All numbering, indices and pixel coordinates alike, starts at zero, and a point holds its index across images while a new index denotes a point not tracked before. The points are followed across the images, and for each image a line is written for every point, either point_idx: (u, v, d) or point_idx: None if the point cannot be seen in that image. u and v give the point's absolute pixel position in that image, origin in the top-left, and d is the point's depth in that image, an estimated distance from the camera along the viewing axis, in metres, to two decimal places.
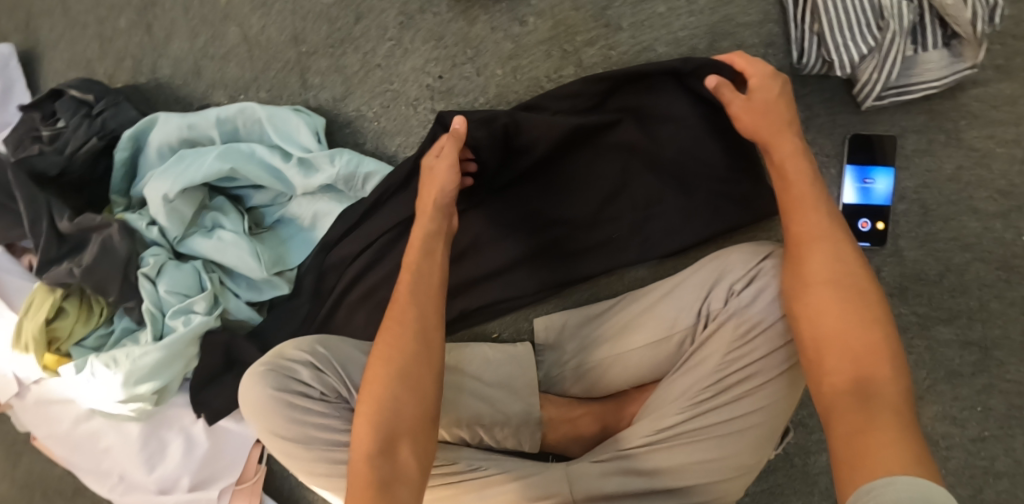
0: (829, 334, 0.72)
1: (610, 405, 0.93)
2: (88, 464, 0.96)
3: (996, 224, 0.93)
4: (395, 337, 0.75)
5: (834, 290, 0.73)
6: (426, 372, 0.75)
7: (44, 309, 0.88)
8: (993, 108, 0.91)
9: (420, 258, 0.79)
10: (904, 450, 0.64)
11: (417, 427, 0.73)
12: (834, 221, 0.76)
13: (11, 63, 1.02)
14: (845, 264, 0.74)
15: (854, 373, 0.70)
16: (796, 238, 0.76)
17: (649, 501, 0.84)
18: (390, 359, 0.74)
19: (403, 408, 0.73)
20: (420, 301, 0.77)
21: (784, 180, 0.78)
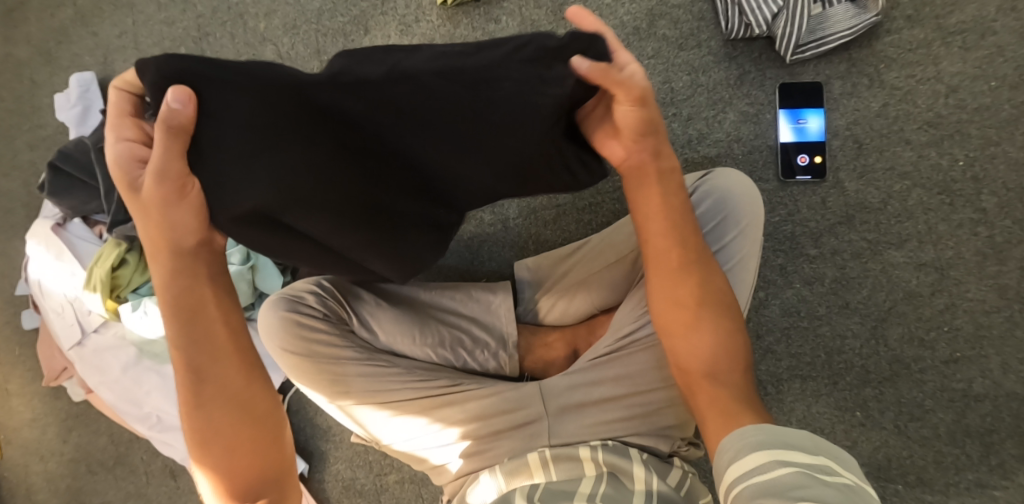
0: (688, 342, 0.79)
1: (581, 329, 1.01)
2: (130, 406, 1.11)
3: (930, 152, 1.02)
4: (206, 403, 0.78)
5: (686, 306, 0.80)
6: (258, 421, 0.80)
7: (111, 257, 1.07)
8: (908, 51, 1.03)
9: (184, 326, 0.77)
10: (736, 398, 0.76)
11: (268, 440, 0.81)
12: (687, 243, 0.81)
13: (92, 87, 1.26)
14: (707, 282, 0.81)
15: (708, 372, 0.78)
16: (659, 259, 0.82)
17: (618, 408, 0.90)
18: (203, 400, 0.78)
19: (242, 461, 0.79)
20: (213, 365, 0.78)
21: (649, 201, 0.81)
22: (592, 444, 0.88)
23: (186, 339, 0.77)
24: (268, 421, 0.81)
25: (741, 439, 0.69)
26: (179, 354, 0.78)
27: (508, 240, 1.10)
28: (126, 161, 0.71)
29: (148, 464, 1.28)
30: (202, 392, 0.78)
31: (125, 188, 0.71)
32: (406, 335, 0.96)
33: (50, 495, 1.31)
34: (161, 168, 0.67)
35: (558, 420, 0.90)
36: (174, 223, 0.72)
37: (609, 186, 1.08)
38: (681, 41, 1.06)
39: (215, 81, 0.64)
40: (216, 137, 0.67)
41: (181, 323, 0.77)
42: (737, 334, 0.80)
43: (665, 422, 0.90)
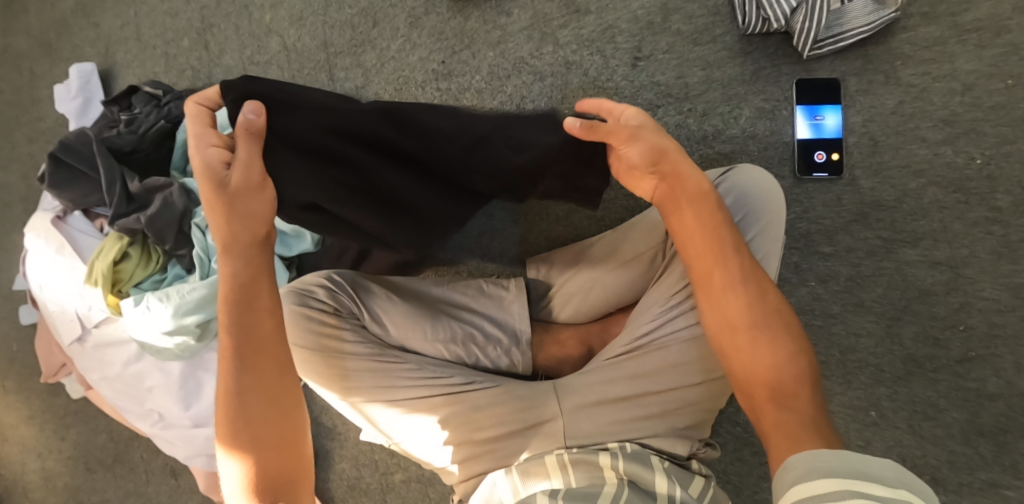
0: (748, 367, 0.79)
1: (595, 327, 1.01)
2: (133, 403, 1.09)
3: (945, 150, 1.02)
4: (243, 394, 0.80)
5: (740, 330, 0.80)
6: (287, 419, 0.82)
7: (113, 251, 1.05)
8: (924, 48, 1.02)
9: (238, 316, 0.80)
10: (802, 420, 0.75)
11: (292, 437, 0.83)
12: (739, 265, 0.82)
13: (92, 79, 1.24)
14: (759, 305, 0.81)
15: (771, 397, 0.77)
16: (708, 288, 0.83)
17: (633, 405, 0.89)
18: (242, 389, 0.80)
19: (270, 455, 0.81)
20: (258, 358, 0.81)
21: (689, 228, 0.83)
22: (612, 450, 0.86)
23: (237, 325, 0.81)
24: (294, 419, 0.83)
25: (812, 462, 0.66)
26: (225, 340, 0.81)
27: (518, 236, 1.08)
28: (211, 161, 0.77)
29: (149, 462, 1.27)
30: (243, 380, 0.80)
31: (204, 181, 0.77)
32: (418, 331, 0.94)
33: (48, 493, 1.30)
34: (246, 164, 0.76)
35: (574, 420, 0.89)
36: (248, 212, 0.79)
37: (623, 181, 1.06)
38: (696, 36, 1.06)
39: (287, 103, 0.77)
40: (282, 152, 0.78)
41: (235, 311, 0.81)
42: (799, 359, 0.78)
43: (682, 422, 0.89)
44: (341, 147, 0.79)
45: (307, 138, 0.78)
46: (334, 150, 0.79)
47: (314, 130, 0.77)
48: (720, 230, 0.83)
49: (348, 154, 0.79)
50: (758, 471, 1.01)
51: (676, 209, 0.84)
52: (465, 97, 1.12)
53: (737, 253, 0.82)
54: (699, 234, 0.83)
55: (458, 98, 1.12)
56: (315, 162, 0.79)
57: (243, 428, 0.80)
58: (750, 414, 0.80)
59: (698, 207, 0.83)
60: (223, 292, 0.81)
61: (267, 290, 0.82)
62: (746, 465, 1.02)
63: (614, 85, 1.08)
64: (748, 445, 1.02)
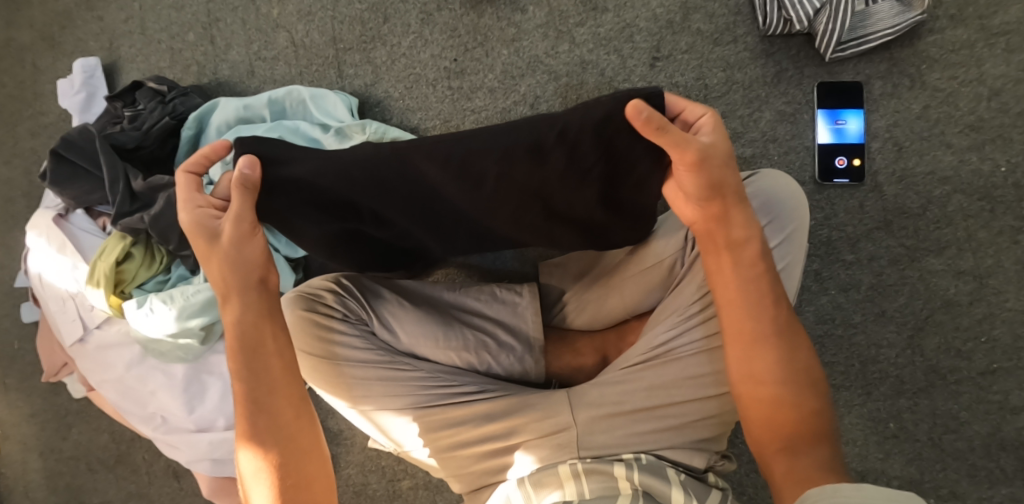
0: (767, 416, 0.78)
1: (611, 334, 0.98)
2: (135, 407, 1.07)
3: (970, 156, 0.99)
4: (263, 432, 0.80)
5: (759, 384, 0.78)
6: (308, 453, 0.81)
7: (116, 251, 1.02)
8: (951, 52, 1.00)
9: (248, 361, 0.80)
10: (820, 468, 0.75)
11: (315, 480, 0.81)
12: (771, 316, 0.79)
13: (96, 73, 1.23)
14: (787, 358, 0.78)
15: (783, 444, 0.77)
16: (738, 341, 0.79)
17: (650, 419, 0.87)
18: (256, 434, 0.80)
19: (296, 490, 0.79)
20: (273, 398, 0.81)
21: (728, 273, 0.79)
22: (627, 462, 0.84)
23: (247, 370, 0.80)
24: (315, 460, 0.81)
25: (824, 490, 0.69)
26: (237, 385, 0.80)
27: None
28: (202, 221, 0.78)
29: (151, 464, 1.25)
30: (259, 420, 0.80)
31: (200, 241, 0.78)
32: (428, 338, 0.91)
33: (50, 493, 1.29)
34: (237, 215, 0.77)
35: (589, 431, 0.87)
36: (242, 260, 0.79)
37: None
38: (717, 36, 1.03)
39: (279, 160, 0.77)
40: (285, 205, 0.79)
41: (242, 357, 0.80)
42: (811, 409, 0.77)
43: (700, 434, 0.88)
44: (348, 195, 0.78)
45: (310, 185, 0.77)
46: (342, 196, 0.79)
47: (317, 178, 0.77)
48: (761, 284, 0.79)
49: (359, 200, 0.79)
50: None
51: (714, 257, 0.80)
52: (478, 96, 1.09)
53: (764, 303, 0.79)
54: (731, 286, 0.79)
55: (471, 97, 1.10)
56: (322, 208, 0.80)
57: (267, 465, 0.79)
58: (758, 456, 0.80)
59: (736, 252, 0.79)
60: (228, 343, 0.80)
61: (271, 331, 0.81)
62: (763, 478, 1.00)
63: (631, 85, 1.05)
64: None
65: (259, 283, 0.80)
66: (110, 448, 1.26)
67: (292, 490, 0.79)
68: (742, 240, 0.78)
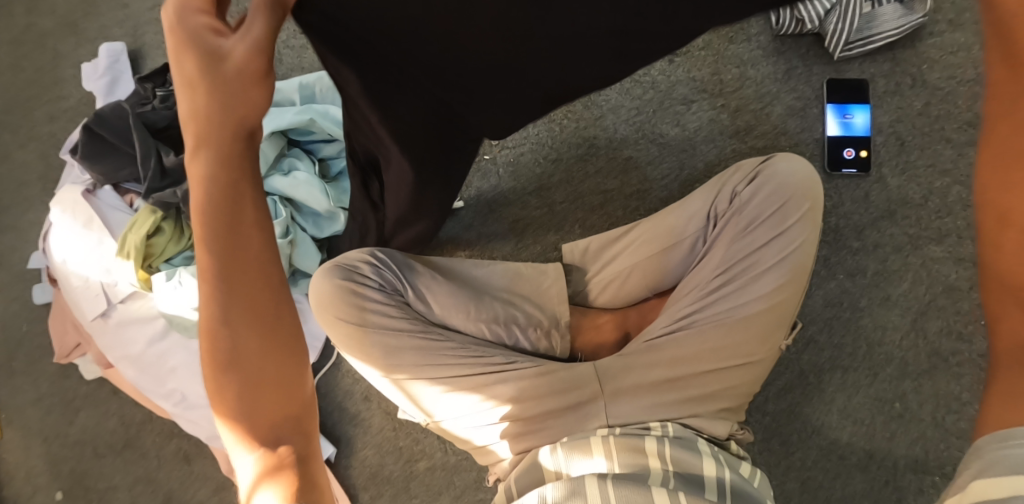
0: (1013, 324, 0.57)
1: (632, 312, 1.02)
2: (154, 384, 1.06)
3: (969, 151, 1.05)
4: (240, 309, 0.56)
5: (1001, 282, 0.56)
6: (297, 351, 0.60)
7: (146, 224, 1.03)
8: (950, 53, 1.07)
9: (220, 200, 0.55)
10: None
11: (292, 415, 0.61)
12: None
13: (121, 57, 1.25)
14: None
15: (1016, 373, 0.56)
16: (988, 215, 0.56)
17: (673, 388, 0.91)
18: (234, 310, 0.56)
19: (273, 399, 0.59)
20: (256, 261, 0.56)
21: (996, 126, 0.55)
22: (657, 438, 0.85)
23: (227, 213, 0.55)
24: (290, 397, 0.60)
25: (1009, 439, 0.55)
26: (203, 232, 0.55)
27: (554, 223, 1.09)
28: (195, 27, 0.54)
29: (161, 448, 1.24)
30: (236, 292, 0.56)
31: (189, 51, 0.53)
32: (460, 309, 0.94)
33: (51, 479, 1.26)
34: (251, 29, 0.53)
35: (613, 400, 0.91)
36: (224, 87, 0.54)
37: (656, 173, 1.09)
38: (731, 35, 1.09)
39: None
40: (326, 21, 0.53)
41: (213, 239, 0.55)
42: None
43: (722, 404, 0.92)
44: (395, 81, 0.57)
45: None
46: (414, 82, 0.57)
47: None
48: None
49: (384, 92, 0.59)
50: (786, 462, 1.03)
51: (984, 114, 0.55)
52: None
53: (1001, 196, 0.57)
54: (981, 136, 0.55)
55: None
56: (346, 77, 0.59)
57: (242, 357, 0.58)
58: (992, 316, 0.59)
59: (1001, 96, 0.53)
60: (195, 174, 0.55)
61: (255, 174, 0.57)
62: (774, 456, 1.04)
63: (650, 79, 1.10)
64: (777, 436, 1.04)
65: (248, 134, 0.56)
66: (120, 432, 1.25)
67: (268, 430, 0.60)
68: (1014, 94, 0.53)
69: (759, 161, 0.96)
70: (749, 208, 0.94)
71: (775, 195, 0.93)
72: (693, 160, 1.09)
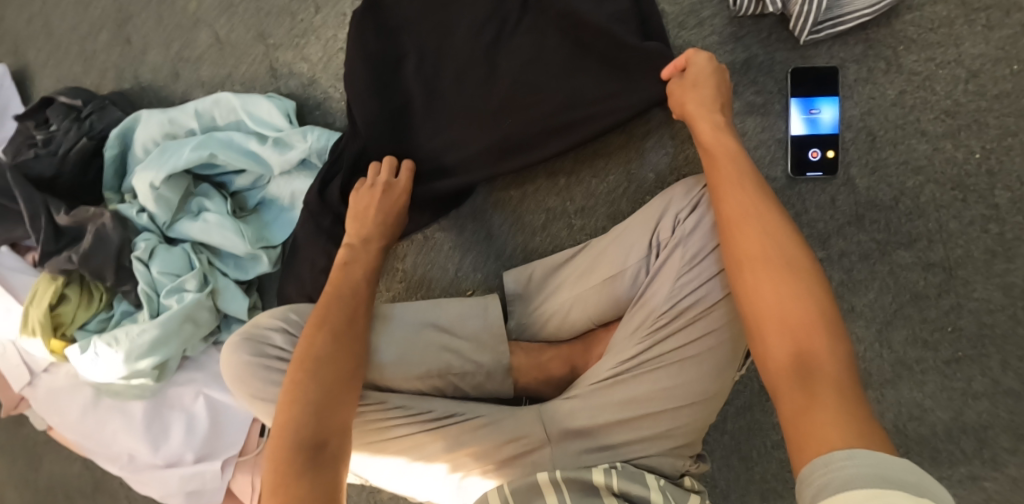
0: (757, 301, 0.68)
1: (577, 347, 0.95)
2: (98, 448, 1.04)
3: (945, 144, 0.95)
4: (306, 359, 0.79)
5: (766, 264, 0.69)
6: (348, 357, 0.80)
7: (47, 296, 0.96)
8: (930, 31, 0.94)
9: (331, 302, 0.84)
10: (839, 430, 0.60)
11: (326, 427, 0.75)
12: (764, 200, 0.73)
13: (5, 83, 1.17)
14: (779, 236, 0.71)
15: (793, 350, 0.65)
16: (762, 325, 0.68)
17: (625, 426, 0.86)
18: (315, 360, 0.79)
19: (334, 408, 0.77)
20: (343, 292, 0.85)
21: (753, 227, 0.71)
22: (606, 469, 0.81)
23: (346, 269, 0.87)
24: (340, 401, 0.77)
25: (851, 458, 0.57)
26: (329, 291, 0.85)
27: (496, 249, 1.01)
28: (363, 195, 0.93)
29: (130, 488, 1.19)
30: (318, 369, 0.78)
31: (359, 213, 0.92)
32: (386, 364, 0.90)
33: None
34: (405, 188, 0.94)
35: (561, 447, 0.87)
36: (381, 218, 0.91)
37: (603, 188, 0.98)
38: (682, 19, 0.98)
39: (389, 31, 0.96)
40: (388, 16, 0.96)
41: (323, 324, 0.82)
42: (845, 349, 0.65)
43: (672, 442, 0.86)
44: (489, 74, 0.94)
45: (388, 56, 0.96)
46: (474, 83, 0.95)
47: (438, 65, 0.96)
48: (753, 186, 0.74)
49: (450, 90, 0.95)
50: (745, 476, 1.01)
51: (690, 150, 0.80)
52: None
53: (790, 234, 0.71)
54: (772, 233, 0.71)
55: None
56: (384, 87, 0.95)
57: (295, 391, 0.77)
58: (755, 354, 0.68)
59: (739, 181, 0.74)
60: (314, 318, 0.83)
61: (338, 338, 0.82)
62: (734, 471, 1.02)
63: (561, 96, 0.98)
64: (736, 452, 1.02)
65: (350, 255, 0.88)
66: (82, 478, 1.21)
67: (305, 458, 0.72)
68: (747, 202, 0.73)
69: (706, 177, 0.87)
70: (694, 240, 0.85)
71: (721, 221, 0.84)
72: (641, 171, 0.97)
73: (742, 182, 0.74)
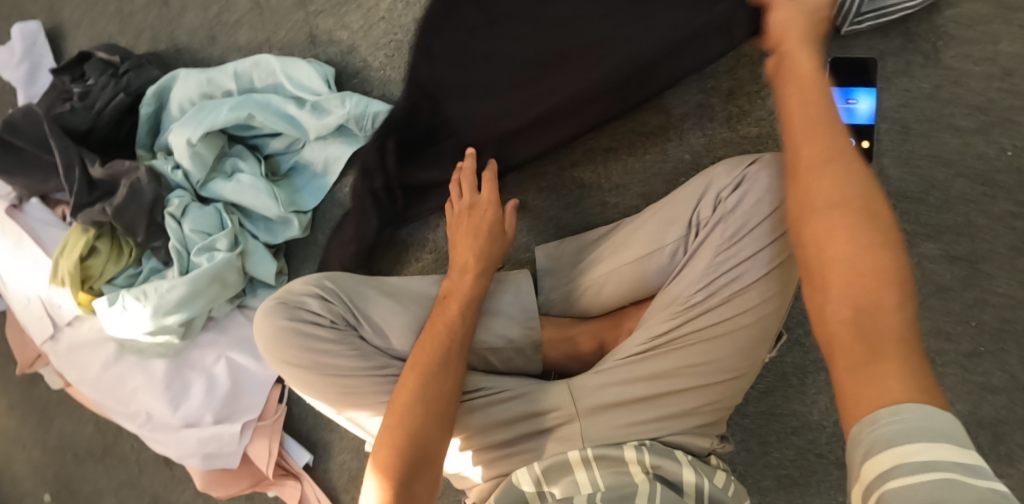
0: (821, 243, 0.61)
1: (606, 322, 0.97)
2: (117, 406, 1.03)
3: (977, 140, 0.97)
4: (407, 393, 0.79)
5: (838, 206, 0.61)
6: (448, 392, 0.80)
7: (78, 247, 0.96)
8: (967, 28, 0.96)
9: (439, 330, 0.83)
10: (903, 381, 0.53)
11: (421, 468, 0.76)
12: (841, 137, 0.63)
13: (38, 39, 1.16)
14: (855, 177, 0.62)
15: (856, 298, 0.58)
16: (825, 270, 0.60)
17: (655, 402, 0.87)
18: (417, 396, 0.79)
19: (430, 446, 0.78)
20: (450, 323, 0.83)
21: (829, 166, 0.62)
22: (637, 445, 0.83)
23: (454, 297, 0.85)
24: (437, 440, 0.78)
25: (896, 414, 0.52)
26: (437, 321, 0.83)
27: (530, 222, 1.04)
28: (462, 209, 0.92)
29: (140, 453, 1.18)
30: (419, 407, 0.78)
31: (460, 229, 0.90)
32: None
33: (38, 483, 1.23)
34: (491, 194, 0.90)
35: (590, 422, 0.86)
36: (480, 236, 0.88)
37: (638, 165, 0.99)
38: None
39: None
40: None
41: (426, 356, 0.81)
42: (912, 306, 0.57)
43: (699, 419, 0.87)
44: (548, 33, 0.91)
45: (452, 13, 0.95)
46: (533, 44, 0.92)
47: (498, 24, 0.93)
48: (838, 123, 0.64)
49: (510, 51, 0.93)
50: (763, 460, 1.03)
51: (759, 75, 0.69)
52: None
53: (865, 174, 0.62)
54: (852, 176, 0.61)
55: None
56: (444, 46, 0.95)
57: (396, 426, 0.78)
58: (809, 304, 0.61)
59: (825, 115, 0.64)
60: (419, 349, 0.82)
61: (443, 371, 0.81)
62: (752, 455, 1.03)
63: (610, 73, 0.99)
64: (756, 436, 1.03)
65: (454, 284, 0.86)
66: (92, 441, 1.20)
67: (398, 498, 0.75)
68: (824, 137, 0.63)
69: (749, 157, 0.88)
70: (734, 218, 0.86)
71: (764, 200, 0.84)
72: (677, 151, 0.98)
73: (824, 115, 0.64)
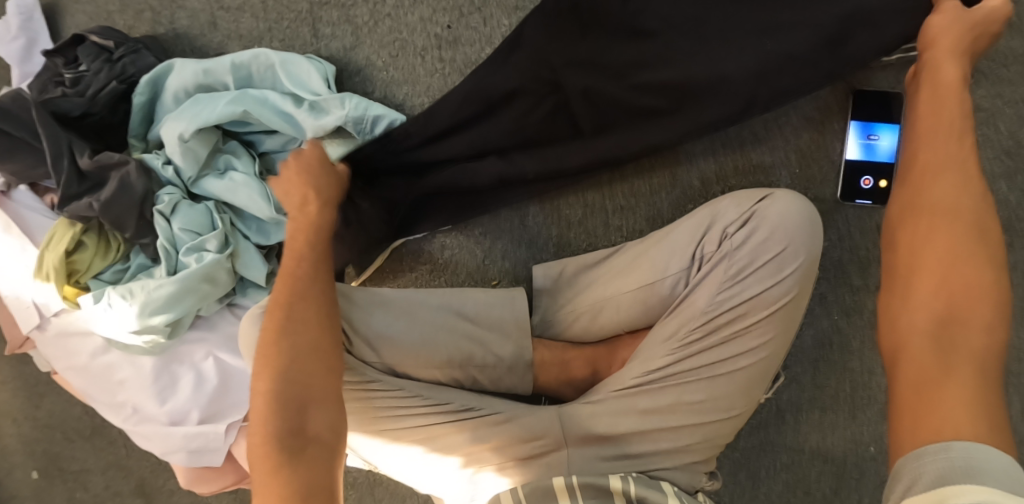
0: (915, 251, 0.66)
1: (603, 348, 0.94)
2: (103, 397, 1.02)
3: (1000, 185, 0.92)
4: (269, 343, 0.78)
5: (944, 218, 0.66)
6: (317, 331, 0.78)
7: (64, 240, 0.95)
8: (1002, 66, 0.91)
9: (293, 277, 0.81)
10: (968, 410, 0.58)
11: (301, 410, 0.75)
12: (967, 154, 0.68)
13: (34, 14, 1.11)
14: (971, 194, 0.66)
15: (937, 311, 0.63)
16: (909, 278, 0.66)
17: (648, 437, 0.85)
18: (287, 342, 0.77)
19: (309, 386, 0.76)
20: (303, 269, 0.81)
21: (942, 180, 0.67)
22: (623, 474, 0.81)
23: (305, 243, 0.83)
24: (314, 380, 0.76)
25: (942, 451, 0.56)
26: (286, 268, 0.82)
27: (527, 236, 1.00)
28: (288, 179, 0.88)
29: (128, 437, 1.18)
30: (288, 352, 0.77)
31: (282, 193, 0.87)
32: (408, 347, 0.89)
33: (27, 459, 1.23)
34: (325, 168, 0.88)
35: (582, 454, 0.85)
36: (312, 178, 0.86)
37: (645, 188, 0.96)
38: None
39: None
40: None
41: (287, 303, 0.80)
42: (1000, 330, 0.62)
43: (691, 457, 0.86)
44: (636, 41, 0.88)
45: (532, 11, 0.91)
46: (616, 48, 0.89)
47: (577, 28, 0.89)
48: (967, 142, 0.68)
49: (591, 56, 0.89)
50: (750, 494, 1.01)
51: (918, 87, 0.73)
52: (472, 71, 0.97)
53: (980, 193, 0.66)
54: (966, 199, 0.66)
55: (463, 72, 0.97)
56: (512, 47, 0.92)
57: (266, 377, 0.76)
58: (883, 304, 0.68)
59: (950, 135, 0.69)
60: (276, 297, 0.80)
61: (307, 311, 0.79)
62: (740, 487, 1.01)
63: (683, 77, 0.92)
64: (745, 469, 1.01)
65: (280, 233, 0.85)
66: (81, 422, 1.20)
67: (286, 446, 0.73)
68: (941, 154, 0.68)
69: (755, 194, 0.85)
70: (740, 254, 0.83)
71: (770, 241, 0.82)
72: (687, 176, 0.96)
73: (951, 135, 0.69)
